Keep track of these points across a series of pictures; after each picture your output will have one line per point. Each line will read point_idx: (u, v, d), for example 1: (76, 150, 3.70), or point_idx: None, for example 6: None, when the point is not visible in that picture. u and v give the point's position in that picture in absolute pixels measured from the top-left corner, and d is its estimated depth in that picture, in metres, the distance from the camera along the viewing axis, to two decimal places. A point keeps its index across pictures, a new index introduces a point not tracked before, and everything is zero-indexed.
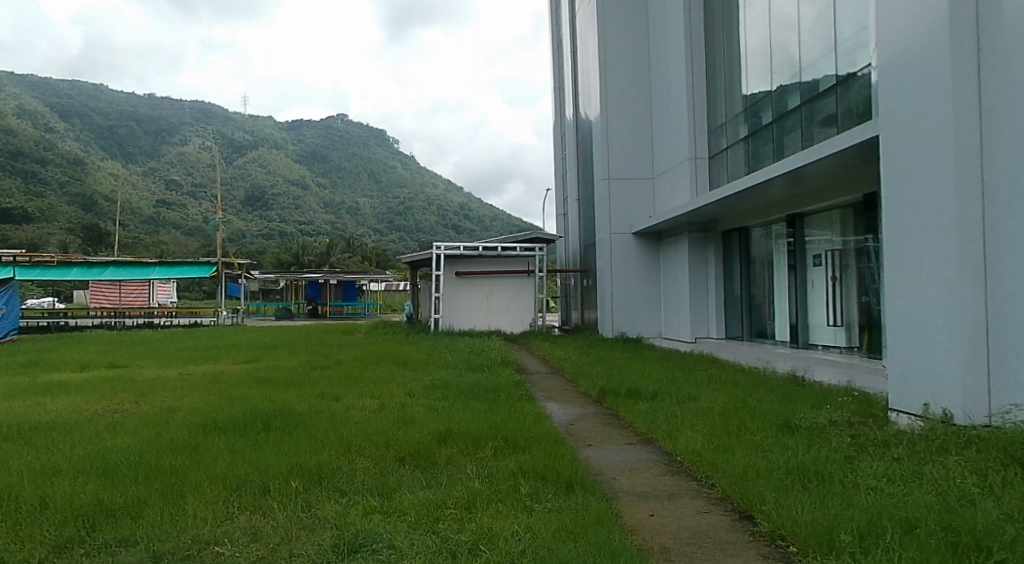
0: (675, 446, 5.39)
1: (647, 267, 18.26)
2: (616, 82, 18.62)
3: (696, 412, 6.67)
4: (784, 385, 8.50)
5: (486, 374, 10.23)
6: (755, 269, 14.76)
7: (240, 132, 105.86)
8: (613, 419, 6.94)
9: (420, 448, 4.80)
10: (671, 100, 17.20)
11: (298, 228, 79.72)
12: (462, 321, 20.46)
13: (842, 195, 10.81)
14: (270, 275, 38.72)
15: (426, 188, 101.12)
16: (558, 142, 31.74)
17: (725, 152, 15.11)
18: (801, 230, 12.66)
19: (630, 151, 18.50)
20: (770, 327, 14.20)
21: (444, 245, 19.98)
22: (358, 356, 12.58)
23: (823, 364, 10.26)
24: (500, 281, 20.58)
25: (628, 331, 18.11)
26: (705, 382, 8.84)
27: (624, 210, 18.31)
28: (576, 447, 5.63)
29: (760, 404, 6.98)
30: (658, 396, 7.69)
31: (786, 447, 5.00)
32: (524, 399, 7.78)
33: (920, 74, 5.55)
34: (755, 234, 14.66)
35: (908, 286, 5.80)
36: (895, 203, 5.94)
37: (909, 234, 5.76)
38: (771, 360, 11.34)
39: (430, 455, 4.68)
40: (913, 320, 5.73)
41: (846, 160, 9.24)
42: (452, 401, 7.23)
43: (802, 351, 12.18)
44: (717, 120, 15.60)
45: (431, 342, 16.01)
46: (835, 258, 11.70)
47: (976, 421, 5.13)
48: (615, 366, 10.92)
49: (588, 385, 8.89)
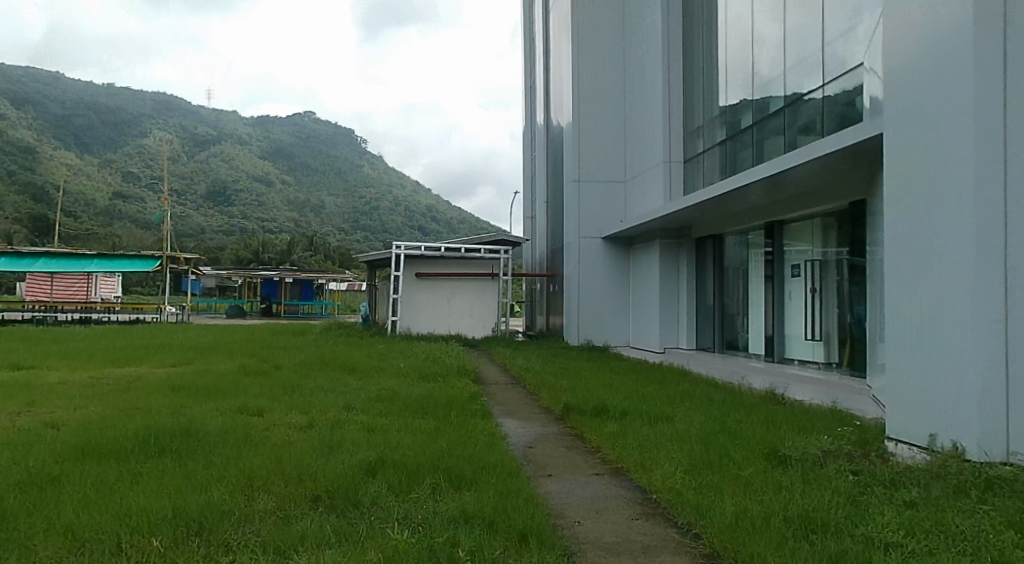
0: (652, 480, 4.60)
1: (616, 273, 17.58)
2: (588, 82, 17.94)
3: (671, 437, 5.91)
4: (765, 404, 7.83)
5: (442, 384, 9.34)
6: (728, 278, 14.20)
7: (201, 125, 102.72)
8: (577, 441, 6.12)
9: (341, 484, 3.94)
10: (645, 102, 16.56)
11: (259, 224, 77.39)
12: (421, 324, 19.52)
13: (825, 203, 10.25)
14: (224, 272, 37.01)
15: (394, 188, 99.48)
16: (527, 143, 31.02)
17: (701, 156, 14.54)
18: (779, 239, 12.10)
19: (602, 153, 17.82)
20: (743, 339, 13.65)
21: (404, 245, 19.02)
22: (302, 360, 11.56)
23: (802, 381, 9.66)
24: (462, 283, 19.71)
25: (594, 339, 17.40)
26: (679, 399, 8.11)
27: (593, 214, 17.62)
28: (534, 479, 4.77)
29: (742, 428, 6.25)
30: (628, 415, 6.92)
31: (779, 486, 4.25)
32: (480, 415, 6.91)
33: (936, 63, 4.92)
34: (730, 242, 14.07)
35: (913, 302, 5.17)
36: (902, 209, 5.32)
37: (917, 243, 5.12)
38: (747, 376, 10.72)
39: (353, 493, 3.82)
40: (918, 341, 5.08)
41: (832, 165, 8.63)
42: (396, 417, 6.34)
43: (777, 365, 11.59)
44: (694, 124, 15.00)
45: (385, 346, 15.02)
46: (815, 268, 11.14)
47: (993, 459, 4.45)
48: (583, 379, 10.15)
49: (551, 400, 8.08)
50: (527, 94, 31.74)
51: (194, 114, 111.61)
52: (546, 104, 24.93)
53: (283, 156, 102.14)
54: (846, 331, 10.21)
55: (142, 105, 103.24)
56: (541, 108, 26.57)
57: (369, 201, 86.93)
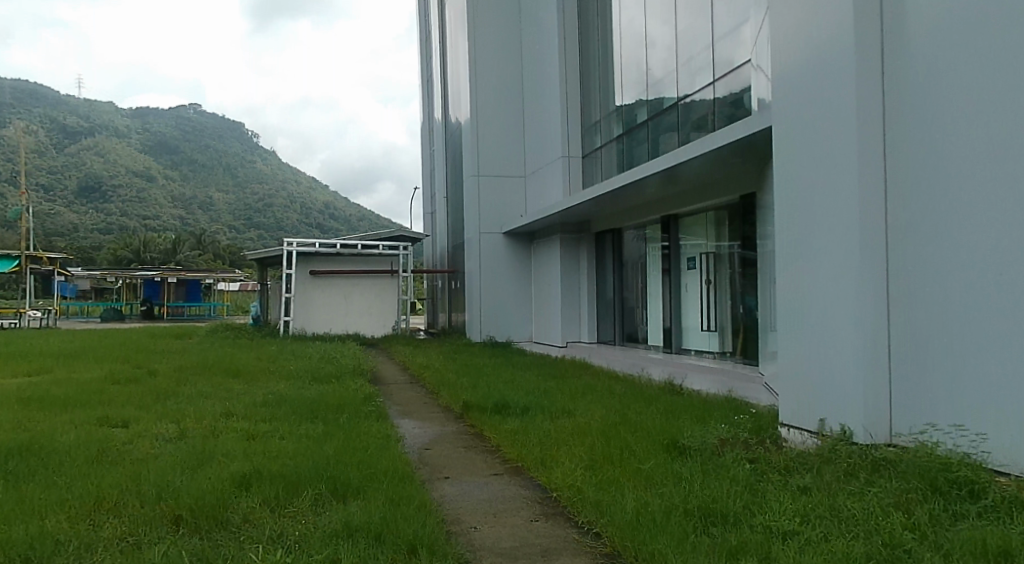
0: (551, 480, 4.40)
1: (518, 268, 17.52)
2: (487, 75, 17.74)
3: (573, 433, 5.77)
4: (664, 395, 7.91)
5: (335, 385, 8.80)
6: (627, 272, 14.45)
7: (69, 113, 93.98)
8: (475, 440, 5.84)
9: (207, 496, 3.45)
10: (543, 97, 16.56)
11: (139, 222, 71.77)
12: (317, 324, 18.63)
13: (717, 196, 10.58)
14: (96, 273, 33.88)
15: (289, 183, 95.40)
16: (426, 138, 30.50)
17: (599, 151, 14.70)
18: (675, 233, 12.40)
19: (502, 148, 17.67)
20: (642, 331, 13.94)
21: (297, 241, 18.06)
22: (179, 365, 10.60)
23: (698, 371, 9.93)
24: (360, 281, 18.98)
25: (497, 336, 17.26)
26: (580, 393, 8.05)
27: (495, 209, 17.45)
28: (429, 484, 4.45)
29: (642, 420, 6.22)
30: (529, 411, 6.74)
31: (679, 479, 4.17)
32: (373, 417, 6.49)
33: (823, 58, 5.04)
34: (628, 237, 14.32)
35: (806, 292, 5.33)
36: (795, 200, 5.46)
37: (807, 234, 5.29)
38: (646, 367, 10.90)
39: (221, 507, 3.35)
40: (812, 329, 5.26)
41: (723, 158, 8.87)
42: (280, 422, 5.82)
43: (675, 356, 11.88)
44: (592, 119, 15.15)
45: (276, 347, 14.14)
46: (709, 260, 11.51)
47: (878, 441, 4.64)
48: (485, 375, 9.92)
49: (450, 398, 7.78)
50: (424, 88, 31.18)
51: (61, 102, 101.94)
52: (444, 98, 24.53)
53: (166, 148, 95.35)
54: (739, 320, 10.59)
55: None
56: (439, 102, 26.13)
57: (263, 197, 82.84)
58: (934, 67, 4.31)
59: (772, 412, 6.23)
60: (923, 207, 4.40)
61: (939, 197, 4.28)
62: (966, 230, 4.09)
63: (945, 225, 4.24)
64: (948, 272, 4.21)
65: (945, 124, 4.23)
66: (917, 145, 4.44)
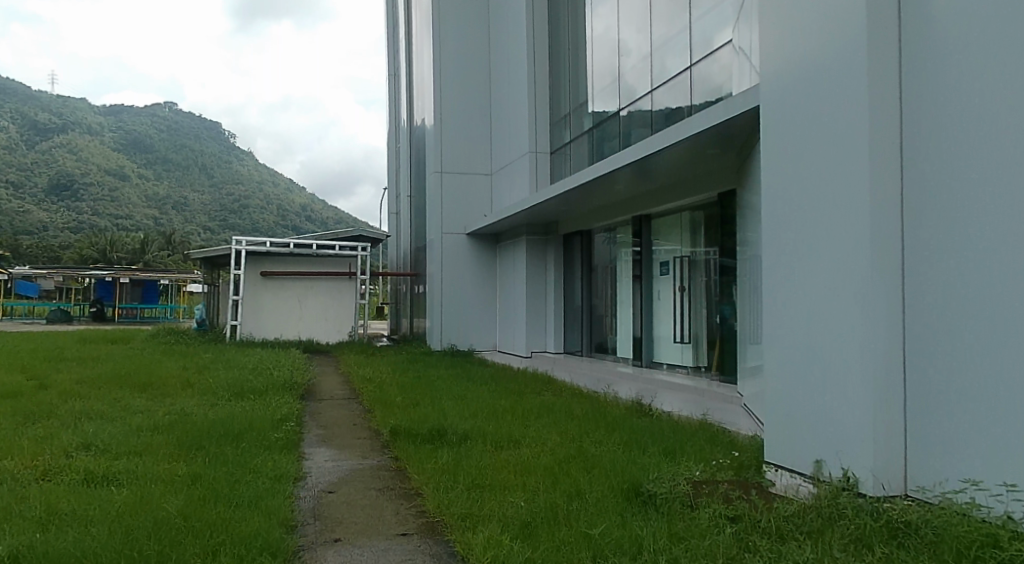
0: (470, 549, 3.28)
1: (483, 272, 16.43)
2: (452, 65, 16.69)
3: (516, 473, 4.68)
4: (629, 419, 6.88)
5: (254, 401, 7.63)
6: (597, 278, 13.45)
7: (32, 108, 90.98)
8: (393, 481, 4.68)
9: None
10: (510, 89, 15.55)
11: (105, 220, 69.36)
12: (266, 329, 17.41)
13: (694, 194, 9.62)
14: (43, 272, 31.99)
15: (261, 183, 93.27)
16: (394, 134, 29.30)
17: (569, 146, 13.73)
18: (648, 236, 11.41)
19: (467, 143, 16.60)
20: (611, 342, 12.93)
21: (246, 240, 16.86)
22: (85, 372, 9.31)
23: (670, 390, 8.93)
24: (315, 283, 17.79)
25: (459, 344, 16.15)
26: (534, 415, 6.98)
27: (458, 207, 16.37)
28: (308, 549, 3.32)
29: (601, 457, 5.17)
30: (468, 439, 5.66)
31: (639, 553, 3.09)
32: (273, 445, 5.32)
33: (824, 14, 4.08)
34: (598, 240, 13.33)
35: (799, 304, 4.35)
36: (786, 189, 4.49)
37: (802, 233, 4.31)
38: (613, 384, 9.87)
39: None
40: (805, 351, 4.28)
41: (699, 147, 7.90)
42: (148, 452, 4.65)
43: (645, 370, 10.90)
44: (561, 112, 14.16)
45: (213, 353, 12.88)
46: (683, 265, 10.54)
47: (890, 493, 3.67)
48: (431, 391, 8.81)
49: (381, 420, 6.66)
50: (392, 83, 30.02)
51: (27, 96, 98.93)
52: (411, 93, 23.40)
53: (133, 145, 92.71)
54: (716, 332, 9.62)
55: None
56: (405, 98, 25.03)
57: (233, 197, 80.85)
58: (967, 15, 3.35)
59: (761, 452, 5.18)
60: (953, 195, 3.43)
61: (974, 179, 3.31)
62: (1009, 224, 3.11)
63: (982, 219, 3.27)
64: (983, 280, 3.26)
65: (983, 88, 3.26)
66: (944, 120, 3.48)
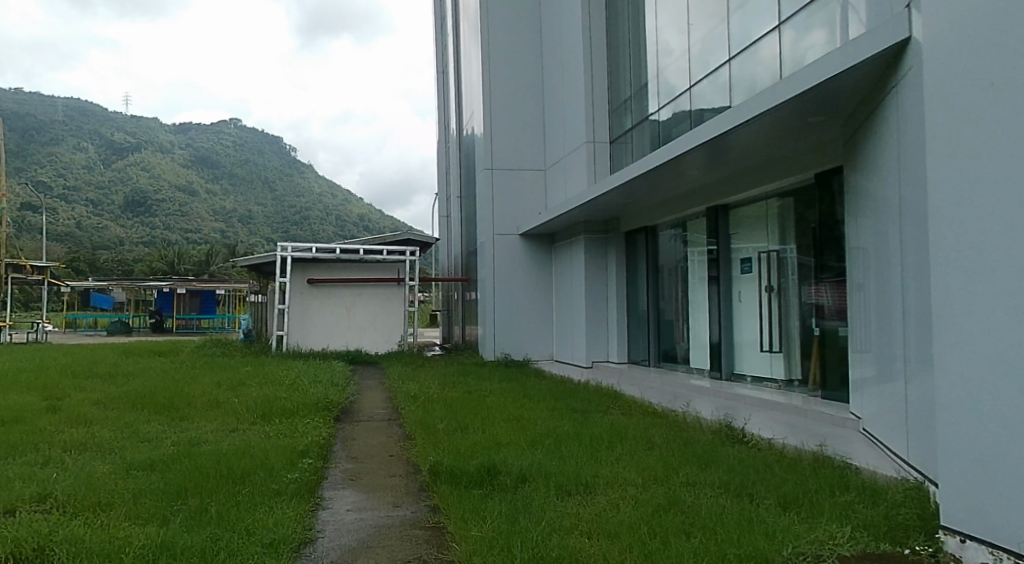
0: None
1: (538, 276, 15.28)
2: (501, 54, 15.61)
3: (593, 541, 3.47)
4: (722, 453, 5.57)
5: (280, 426, 6.66)
6: (664, 278, 12.07)
7: (104, 128, 95.39)
8: (428, 548, 3.54)
9: None
10: (564, 76, 14.37)
11: (173, 234, 71.85)
12: (314, 339, 16.75)
13: (783, 177, 8.20)
14: (105, 284, 32.57)
15: (319, 193, 94.92)
16: (443, 136, 28.58)
17: (631, 133, 12.44)
18: (725, 228, 9.95)
19: (518, 137, 15.49)
20: (682, 350, 11.53)
21: (291, 246, 16.09)
22: (108, 390, 8.54)
23: (763, 411, 7.52)
24: (362, 290, 17.02)
25: (513, 353, 15.03)
26: (605, 446, 5.74)
27: (510, 206, 15.28)
28: None
29: (704, 513, 3.90)
30: (526, 482, 4.49)
31: None
32: (283, 491, 4.27)
33: None
34: (664, 237, 11.97)
35: (999, 306, 3.01)
36: (975, 140, 3.15)
37: (1004, 206, 2.98)
38: (690, 401, 8.53)
39: None
40: (1015, 377, 2.92)
41: (796, 117, 6.52)
42: (122, 508, 3.64)
43: (725, 383, 9.46)
44: (621, 97, 12.89)
45: (254, 366, 12.16)
46: (769, 262, 9.07)
47: None
48: (483, 411, 7.67)
49: (421, 453, 5.55)
50: (441, 82, 29.19)
51: (103, 117, 103.97)
52: (460, 89, 22.47)
53: (199, 160, 95.86)
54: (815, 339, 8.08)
55: (46, 109, 95.10)
56: (454, 97, 24.19)
57: (291, 207, 82.44)
58: None
59: (927, 510, 3.81)
60: None
61: None
62: None
63: None
64: None
65: None
66: None
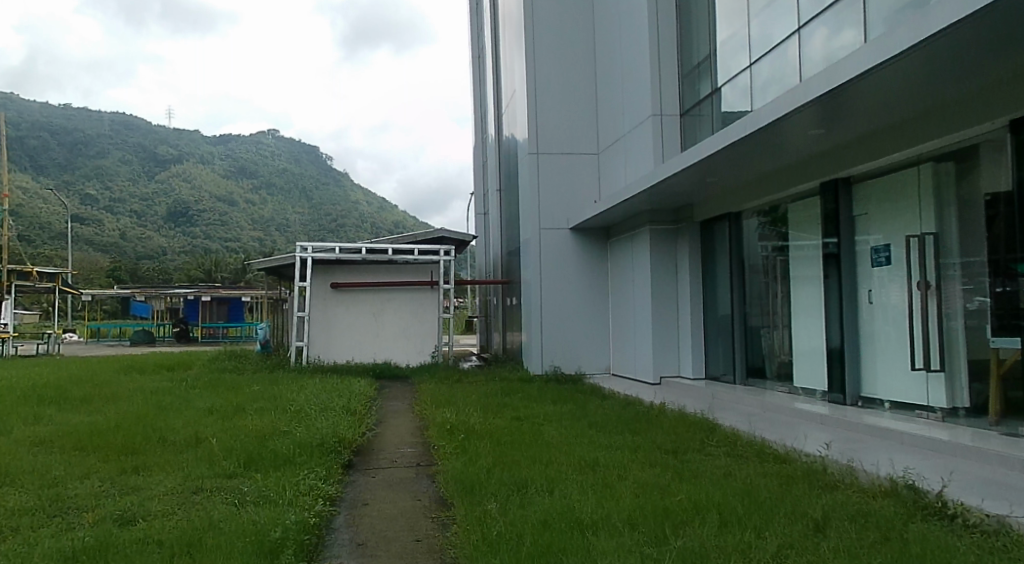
0: None
1: (591, 276, 13.23)
2: (547, 22, 13.61)
3: None
4: (954, 549, 3.41)
5: (265, 483, 4.74)
6: (750, 278, 9.93)
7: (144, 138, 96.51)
8: None
9: None
10: (622, 42, 12.32)
11: (211, 243, 71.89)
12: (339, 349, 15.01)
13: (949, 133, 5.98)
14: (132, 293, 31.50)
15: (355, 198, 94.44)
16: (480, 127, 26.78)
17: (708, 101, 10.31)
18: (846, 211, 7.73)
19: (569, 117, 13.48)
20: (777, 365, 9.38)
21: (313, 247, 14.37)
22: (66, 422, 6.77)
23: (941, 460, 5.34)
24: (392, 295, 15.21)
25: (564, 365, 13.01)
26: (753, 532, 3.64)
27: (559, 196, 13.27)
28: None
29: None
30: None
31: None
32: None
33: None
34: (752, 226, 9.80)
35: None
36: None
37: None
38: (818, 437, 6.36)
39: None
40: None
41: (1012, 32, 4.31)
42: None
43: (850, 411, 7.33)
44: (694, 60, 10.76)
45: (264, 386, 10.41)
46: (915, 253, 6.87)
47: None
48: (545, 453, 5.69)
49: (465, 543, 3.56)
50: (479, 68, 27.34)
51: (141, 127, 105.29)
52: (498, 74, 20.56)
53: (237, 169, 96.15)
54: (1010, 358, 5.78)
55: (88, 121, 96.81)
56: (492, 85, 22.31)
57: (327, 212, 81.92)
58: None
59: None
60: None
61: None
62: None
63: None
64: None
65: None
66: None
